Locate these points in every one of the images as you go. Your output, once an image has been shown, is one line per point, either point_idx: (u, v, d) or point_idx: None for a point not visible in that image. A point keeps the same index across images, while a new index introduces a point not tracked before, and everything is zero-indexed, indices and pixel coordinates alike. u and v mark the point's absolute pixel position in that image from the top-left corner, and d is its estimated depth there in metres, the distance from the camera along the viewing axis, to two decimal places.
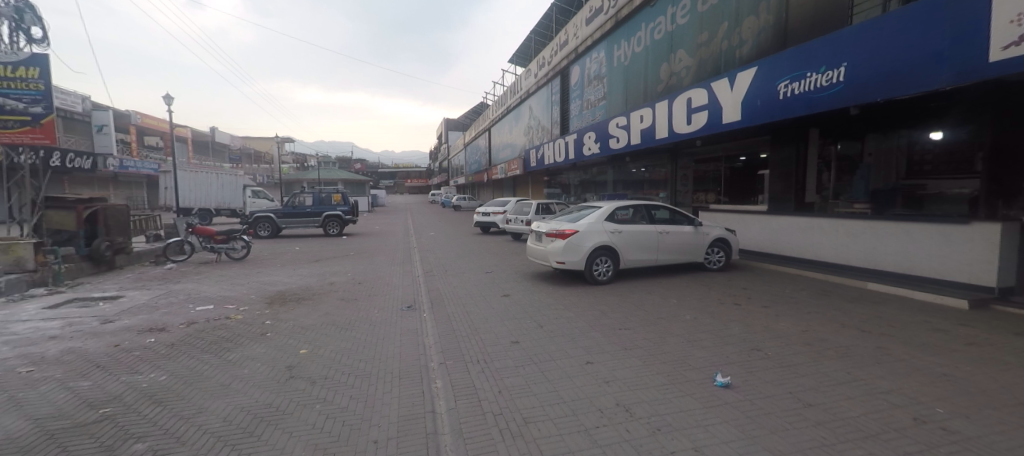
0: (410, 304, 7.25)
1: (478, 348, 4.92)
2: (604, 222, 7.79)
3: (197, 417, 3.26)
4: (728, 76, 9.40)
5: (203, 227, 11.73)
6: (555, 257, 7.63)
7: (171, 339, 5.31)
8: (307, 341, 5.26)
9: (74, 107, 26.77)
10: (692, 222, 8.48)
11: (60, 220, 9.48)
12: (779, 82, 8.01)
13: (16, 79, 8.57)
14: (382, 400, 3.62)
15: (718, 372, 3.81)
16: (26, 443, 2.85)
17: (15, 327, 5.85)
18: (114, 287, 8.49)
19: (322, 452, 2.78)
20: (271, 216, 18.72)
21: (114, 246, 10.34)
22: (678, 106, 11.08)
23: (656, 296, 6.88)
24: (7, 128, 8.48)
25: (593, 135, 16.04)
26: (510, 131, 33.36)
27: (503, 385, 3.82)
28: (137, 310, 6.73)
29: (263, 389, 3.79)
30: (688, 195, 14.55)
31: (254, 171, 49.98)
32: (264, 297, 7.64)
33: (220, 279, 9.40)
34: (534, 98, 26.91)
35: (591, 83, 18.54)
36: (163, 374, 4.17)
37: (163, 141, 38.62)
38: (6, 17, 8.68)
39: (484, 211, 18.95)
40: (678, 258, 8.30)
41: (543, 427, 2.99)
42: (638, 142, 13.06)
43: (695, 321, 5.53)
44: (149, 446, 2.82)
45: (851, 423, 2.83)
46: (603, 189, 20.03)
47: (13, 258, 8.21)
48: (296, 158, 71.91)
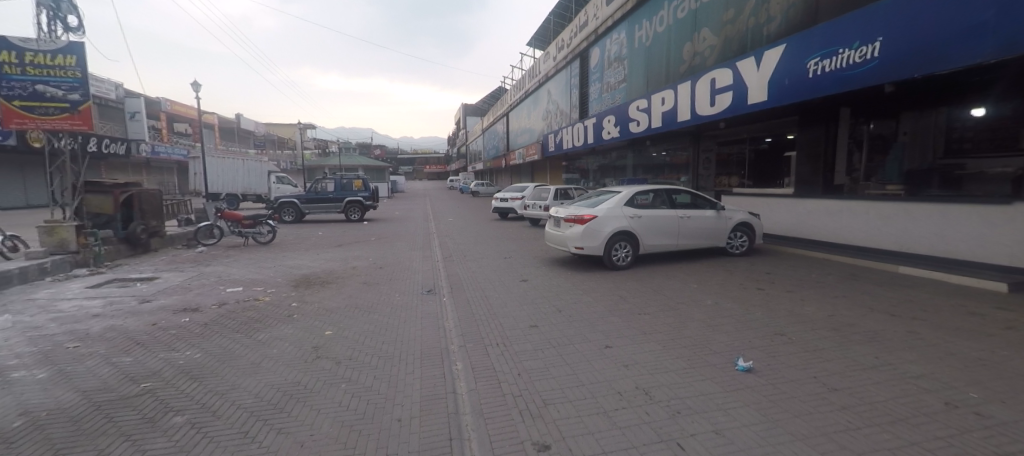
0: (430, 288, 7.37)
1: (497, 331, 4.98)
2: (623, 207, 7.68)
3: (230, 393, 3.40)
4: (754, 55, 9.02)
5: (231, 212, 12.14)
6: (573, 243, 7.59)
7: (205, 319, 5.54)
8: (332, 323, 5.41)
9: (108, 95, 27.77)
10: (714, 207, 8.29)
11: (98, 204, 9.92)
12: (809, 60, 7.63)
13: (55, 67, 8.89)
14: (404, 381, 3.70)
15: (740, 357, 3.75)
16: (76, 413, 3.04)
17: (62, 305, 6.22)
18: (150, 269, 8.89)
19: (349, 428, 2.87)
20: (295, 202, 19.16)
21: (149, 230, 10.80)
22: (702, 87, 10.72)
23: (676, 281, 6.80)
24: (47, 114, 8.85)
25: (612, 119, 15.74)
26: (528, 117, 33.06)
27: (522, 368, 3.85)
28: (172, 291, 7.04)
29: (291, 369, 3.93)
30: (710, 179, 14.19)
31: (278, 157, 51.05)
32: (290, 280, 7.88)
33: (248, 262, 9.72)
34: (552, 82, 26.53)
35: (611, 65, 18.11)
36: (198, 351, 4.37)
37: (191, 127, 39.77)
38: (44, 6, 8.98)
39: (502, 197, 18.93)
40: (699, 244, 8.15)
41: (562, 409, 3.02)
42: (659, 126, 12.75)
43: (716, 306, 5.45)
44: (186, 419, 2.97)
45: (880, 407, 2.75)
46: (623, 174, 19.71)
47: (57, 240, 8.66)
48: (318, 144, 73.16)
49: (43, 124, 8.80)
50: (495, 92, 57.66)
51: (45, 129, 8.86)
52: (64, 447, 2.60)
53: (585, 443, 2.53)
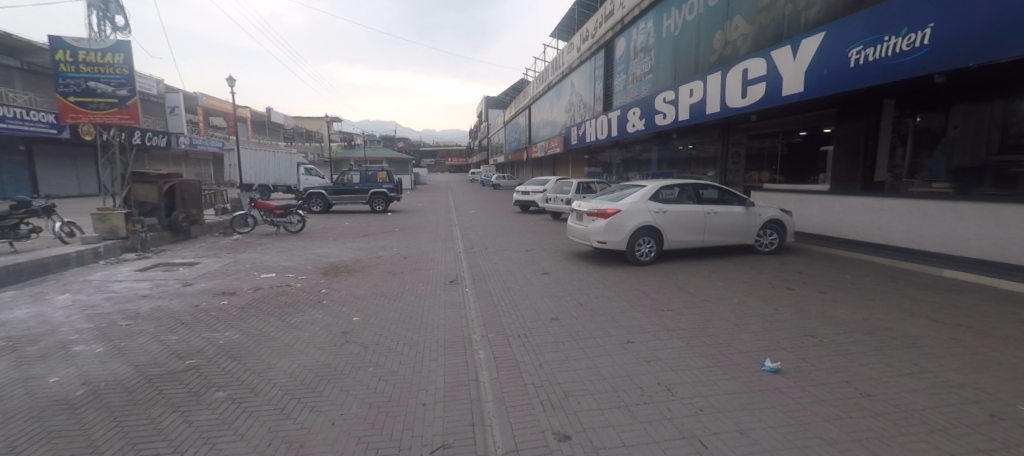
0: (452, 278, 7.49)
1: (519, 323, 5.04)
2: (647, 201, 7.58)
3: (267, 371, 3.60)
4: (790, 44, 8.69)
5: (264, 202, 12.63)
6: (595, 237, 7.56)
7: (241, 302, 5.83)
8: (359, 309, 5.60)
9: (151, 91, 29.17)
10: (743, 203, 8.12)
11: (143, 193, 10.45)
12: (850, 49, 7.31)
13: (105, 65, 9.39)
14: (428, 367, 3.82)
15: (768, 357, 3.70)
16: (130, 385, 3.29)
17: (115, 286, 6.66)
18: (191, 254, 9.37)
19: (376, 409, 3.01)
20: (322, 192, 19.70)
21: (189, 218, 11.35)
22: (733, 78, 10.43)
23: (701, 278, 6.70)
24: (99, 110, 9.36)
25: (637, 111, 15.49)
26: (550, 109, 32.82)
27: (544, 360, 3.91)
28: (212, 275, 7.42)
29: (322, 351, 4.11)
30: (739, 174, 13.80)
31: (306, 149, 52.45)
32: (319, 268, 8.17)
33: (280, 250, 10.12)
34: (576, 74, 26.25)
35: (637, 56, 17.78)
36: (237, 332, 4.62)
37: (226, 121, 41.29)
38: (95, 7, 9.49)
39: (523, 190, 18.96)
40: (725, 241, 7.99)
41: (583, 401, 3.06)
42: (686, 118, 12.49)
43: (743, 305, 5.35)
44: (228, 394, 3.17)
45: (916, 416, 2.68)
46: (647, 168, 19.39)
47: (109, 226, 9.23)
48: (344, 137, 74.78)
49: (95, 118, 9.32)
50: (517, 84, 57.36)
51: (97, 123, 9.39)
52: (123, 416, 2.82)
53: (605, 437, 2.56)
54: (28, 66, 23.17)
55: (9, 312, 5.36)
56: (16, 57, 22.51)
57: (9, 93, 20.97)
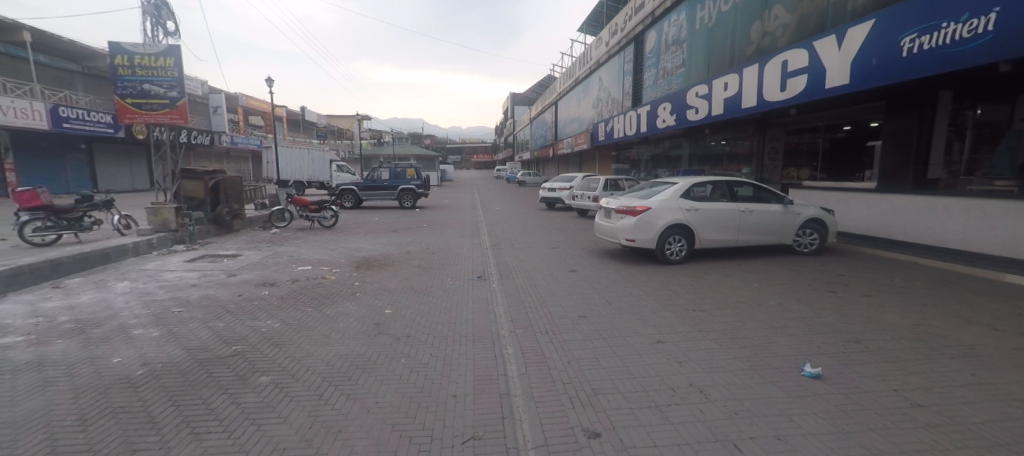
0: (480, 274, 7.57)
1: (547, 319, 5.05)
2: (679, 198, 7.42)
3: (306, 359, 3.76)
4: (835, 33, 8.28)
5: (299, 197, 13.10)
6: (624, 235, 7.46)
7: (281, 293, 6.10)
8: (391, 302, 5.75)
9: (196, 92, 30.70)
10: (781, 201, 7.83)
11: (190, 189, 11.02)
12: (903, 37, 6.89)
13: (158, 68, 9.95)
14: (458, 360, 3.89)
15: (807, 362, 3.57)
16: (183, 368, 3.51)
17: (167, 275, 7.10)
18: (234, 247, 9.86)
19: (409, 399, 3.10)
20: (354, 189, 20.24)
21: (231, 212, 11.92)
22: (771, 70, 10.04)
23: (734, 278, 6.53)
24: (152, 110, 9.94)
25: (668, 106, 15.15)
26: (577, 105, 32.49)
27: (572, 357, 3.91)
28: (253, 267, 7.80)
29: (357, 342, 4.25)
30: (776, 171, 13.28)
31: (338, 146, 53.95)
32: (352, 262, 8.43)
33: (315, 244, 10.50)
34: (604, 69, 25.90)
35: (669, 49, 17.38)
36: (277, 321, 4.84)
37: (263, 120, 42.99)
38: (149, 14, 10.07)
39: (550, 187, 18.89)
40: (761, 240, 7.72)
41: (612, 400, 3.05)
42: (720, 113, 12.13)
43: (780, 307, 5.17)
44: (270, 379, 3.33)
45: (973, 429, 2.53)
46: (678, 165, 18.94)
47: (161, 219, 9.80)
48: (374, 134, 76.43)
49: (149, 118, 9.90)
50: (544, 80, 57.02)
51: (150, 123, 9.98)
52: (177, 397, 3.01)
53: (636, 436, 2.55)
54: (88, 70, 24.80)
55: (76, 297, 5.81)
56: (77, 62, 24.15)
57: (71, 96, 22.52)
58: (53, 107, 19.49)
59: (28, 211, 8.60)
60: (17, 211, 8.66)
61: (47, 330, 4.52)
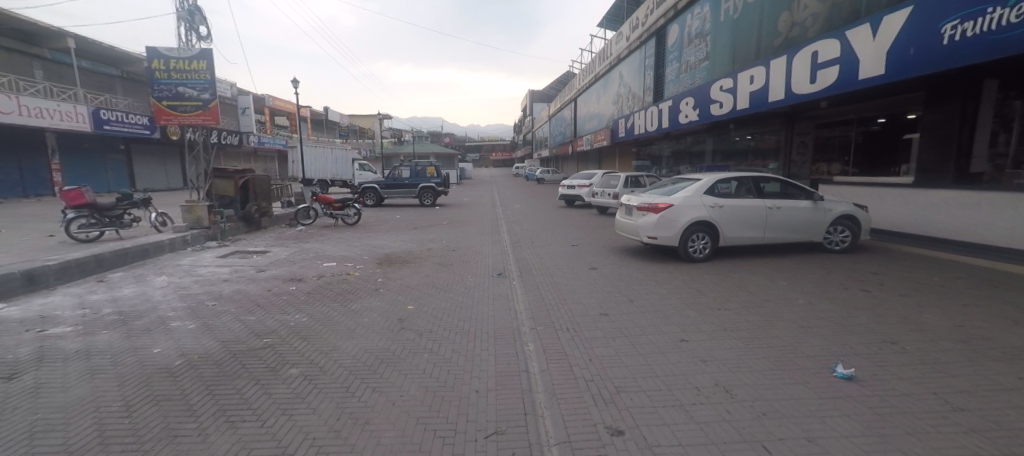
0: (500, 271, 7.59)
1: (568, 317, 5.04)
2: (703, 195, 7.27)
3: (333, 353, 3.86)
4: (869, 21, 7.94)
5: (323, 195, 13.40)
6: (645, 232, 7.36)
7: (307, 288, 6.27)
8: (413, 298, 5.84)
9: (225, 94, 31.73)
10: (810, 197, 7.59)
11: (222, 188, 11.43)
12: (944, 24, 6.55)
13: (192, 71, 10.33)
14: (480, 356, 3.92)
15: (839, 363, 3.46)
16: (218, 359, 3.66)
17: (200, 270, 7.39)
18: (262, 243, 10.18)
19: (432, 393, 3.15)
20: (375, 187, 20.57)
21: (260, 210, 12.29)
22: (801, 62, 9.71)
23: (761, 277, 6.36)
24: (186, 112, 10.33)
25: (690, 101, 14.85)
26: (597, 102, 32.16)
27: (594, 354, 3.89)
28: (281, 263, 8.04)
29: (381, 337, 4.33)
30: (805, 166, 12.85)
31: (360, 145, 54.92)
32: (374, 258, 8.59)
33: (339, 241, 10.73)
34: (624, 64, 25.55)
35: (692, 42, 17.02)
36: (305, 315, 4.98)
37: (288, 120, 44.09)
38: (183, 20, 10.47)
39: (569, 184, 18.78)
40: (788, 237, 7.50)
41: (635, 398, 3.03)
42: (746, 107, 11.81)
43: (810, 306, 5.02)
44: (300, 371, 3.44)
45: (1022, 435, 2.40)
46: (701, 161, 18.53)
47: (194, 217, 10.19)
48: (394, 133, 77.45)
49: (183, 120, 10.30)
50: (563, 77, 56.69)
51: (184, 124, 10.37)
52: (214, 387, 3.15)
53: (660, 434, 2.52)
54: (127, 74, 25.93)
55: (117, 291, 6.11)
56: (116, 67, 25.22)
57: (111, 99, 23.58)
58: (95, 110, 20.46)
59: (74, 209, 9.10)
60: (62, 209, 9.14)
61: (93, 321, 4.77)
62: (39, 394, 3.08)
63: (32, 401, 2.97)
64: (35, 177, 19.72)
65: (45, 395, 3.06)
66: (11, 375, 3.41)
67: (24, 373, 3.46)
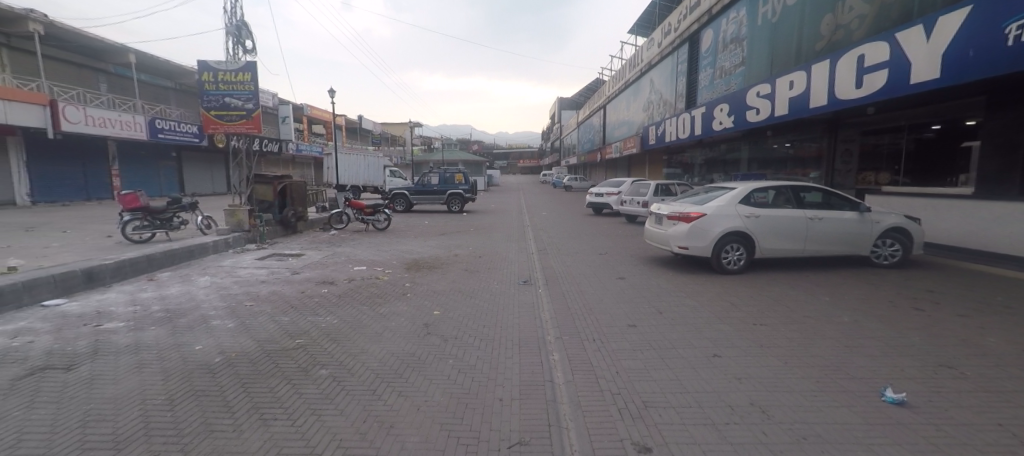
0: (526, 278, 7.57)
1: (594, 327, 4.95)
2: (737, 204, 7.04)
3: (362, 355, 3.94)
4: (922, 23, 7.50)
5: (356, 201, 13.79)
6: (676, 242, 7.19)
7: (338, 291, 6.45)
8: (439, 303, 5.91)
9: (267, 103, 33.31)
10: (854, 208, 7.21)
11: (262, 193, 11.97)
12: (1008, 24, 6.10)
13: (237, 83, 10.91)
14: (504, 364, 3.91)
15: (888, 386, 3.24)
16: (254, 357, 3.82)
17: (240, 271, 7.75)
18: (298, 247, 10.57)
19: (456, 400, 3.16)
20: (405, 193, 21.03)
21: (296, 215, 12.78)
22: (845, 66, 9.28)
23: (800, 291, 6.08)
24: (232, 121, 10.89)
25: (725, 107, 14.45)
26: (627, 109, 31.78)
27: (621, 366, 3.81)
28: (314, 266, 8.32)
29: (408, 341, 4.40)
30: (850, 175, 12.24)
31: (391, 152, 56.33)
32: (403, 263, 8.77)
33: (370, 245, 11.00)
34: (656, 70, 25.18)
35: (727, 47, 16.60)
36: (335, 318, 5.11)
37: (324, 128, 45.82)
38: (231, 34, 11.10)
39: (597, 192, 18.60)
40: (831, 250, 7.14)
41: (663, 414, 2.94)
42: (785, 114, 11.38)
43: (854, 324, 4.75)
44: (330, 373, 3.54)
45: None
46: (736, 169, 17.94)
47: (236, 221, 10.70)
48: (424, 140, 79.13)
49: (228, 128, 10.88)
50: (592, 84, 56.48)
51: (230, 133, 10.93)
52: (250, 385, 3.28)
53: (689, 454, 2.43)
54: (180, 86, 27.66)
55: (164, 289, 6.46)
56: (171, 79, 27.01)
57: (165, 109, 25.24)
58: (150, 120, 21.91)
59: (130, 212, 9.75)
60: (120, 212, 9.83)
61: (143, 318, 5.07)
62: (93, 385, 3.29)
63: (87, 391, 3.19)
64: (98, 182, 21.25)
65: (98, 386, 3.27)
66: (70, 366, 3.66)
67: (81, 364, 3.70)
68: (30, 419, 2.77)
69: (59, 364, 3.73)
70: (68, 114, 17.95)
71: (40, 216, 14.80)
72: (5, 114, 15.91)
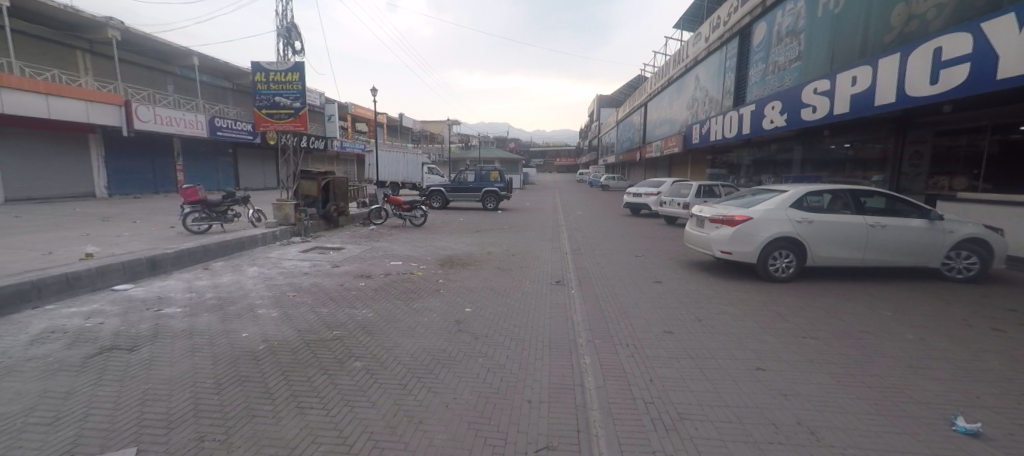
0: (558, 278, 7.46)
1: (628, 332, 4.79)
2: (788, 208, 6.61)
3: (393, 349, 3.99)
4: (1013, 10, 6.70)
5: (394, 197, 14.11)
6: (718, 246, 6.84)
7: (374, 285, 6.60)
8: (471, 301, 5.91)
9: (315, 102, 34.75)
10: (924, 215, 6.61)
11: (307, 188, 12.50)
12: None
13: (286, 82, 11.40)
14: (535, 366, 3.83)
15: (960, 414, 2.91)
16: (295, 346, 3.96)
17: (285, 263, 8.10)
18: (339, 241, 10.92)
19: (485, 399, 3.12)
20: (442, 190, 21.33)
21: (338, 210, 13.23)
22: (918, 59, 8.50)
23: (858, 304, 5.61)
24: (280, 119, 11.41)
25: (777, 105, 13.66)
26: (669, 106, 30.77)
27: (655, 374, 3.66)
28: (353, 259, 8.56)
29: (439, 337, 4.41)
30: (919, 179, 11.26)
31: (430, 150, 57.42)
32: (437, 259, 8.87)
33: (406, 241, 11.21)
34: (702, 66, 24.22)
35: (782, 41, 15.68)
36: (371, 311, 5.23)
37: (367, 126, 47.34)
38: (282, 36, 11.62)
39: (635, 192, 18.11)
40: (893, 261, 6.58)
41: (701, 428, 2.77)
42: (845, 111, 10.60)
43: (921, 343, 4.33)
44: (364, 365, 3.60)
45: None
46: (788, 170, 16.91)
47: (283, 214, 11.29)
48: (461, 138, 80.23)
49: (278, 126, 11.40)
50: (634, 82, 55.21)
51: (279, 130, 11.46)
52: (289, 373, 3.39)
53: None
54: (237, 87, 29.39)
55: (217, 278, 6.85)
56: (229, 80, 28.75)
57: (224, 108, 26.88)
58: (210, 118, 23.40)
59: (189, 205, 10.43)
60: (182, 204, 10.56)
61: (197, 304, 5.39)
62: (151, 366, 3.50)
63: (146, 371, 3.40)
64: (165, 177, 22.90)
65: (155, 367, 3.49)
66: (132, 348, 3.93)
67: (141, 346, 3.97)
68: (97, 396, 2.98)
69: (123, 344, 4.02)
70: (140, 113, 19.45)
71: (113, 207, 16.12)
72: (87, 114, 17.49)
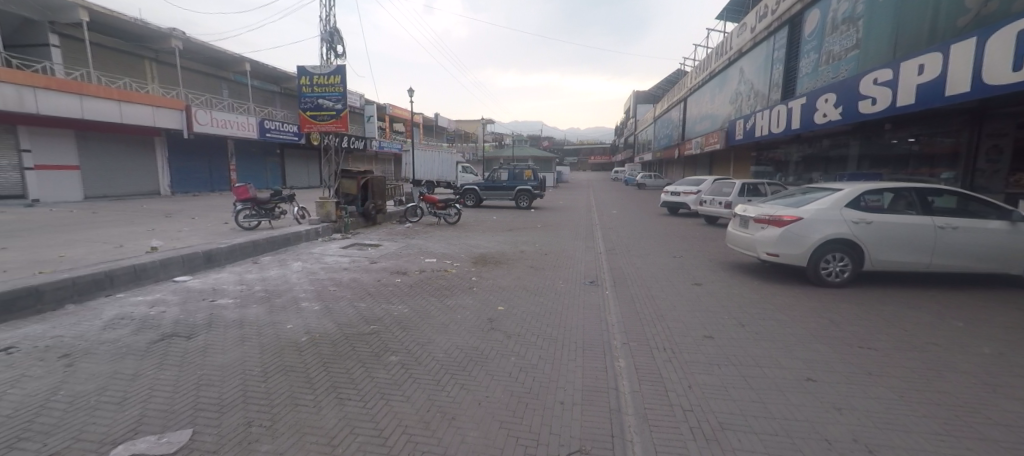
0: (592, 278, 7.33)
1: (666, 335, 4.61)
2: (843, 208, 6.17)
3: (427, 346, 4.03)
4: None
5: (430, 196, 14.35)
6: (764, 248, 6.49)
7: (410, 281, 6.73)
8: (504, 299, 5.89)
9: (355, 104, 35.91)
10: (1002, 216, 6.01)
11: (347, 187, 12.89)
12: None
13: (329, 85, 11.80)
14: (568, 367, 3.75)
15: None
16: (334, 339, 4.08)
17: (327, 258, 8.40)
18: (376, 238, 11.22)
19: (517, 399, 3.08)
20: (475, 189, 21.48)
21: (376, 208, 13.59)
22: (998, 43, 7.71)
23: (924, 313, 5.15)
24: (324, 120, 11.83)
25: (831, 97, 12.84)
26: (711, 101, 29.64)
27: (695, 380, 3.50)
28: (389, 256, 8.76)
29: (472, 335, 4.42)
30: (998, 176, 10.23)
31: (464, 149, 58.13)
32: (471, 257, 8.93)
33: (441, 238, 11.38)
34: (747, 59, 23.16)
35: (838, 29, 14.70)
36: (406, 307, 5.32)
37: (404, 126, 48.47)
38: (325, 41, 12.06)
39: (673, 190, 17.54)
40: (966, 266, 6.01)
41: (745, 440, 2.61)
42: (909, 102, 9.81)
43: (997, 357, 3.92)
44: (399, 360, 3.65)
45: None
46: (842, 168, 15.85)
47: (325, 212, 11.59)
48: (495, 137, 80.61)
49: (321, 127, 11.82)
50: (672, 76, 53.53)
51: (321, 131, 11.88)
52: (328, 365, 3.48)
53: None
54: (283, 90, 30.84)
55: (265, 272, 7.18)
56: (277, 84, 30.21)
57: (272, 111, 28.29)
58: (260, 121, 24.70)
59: (241, 202, 11.01)
60: (234, 202, 11.15)
61: (247, 296, 5.68)
62: (206, 353, 3.71)
63: (203, 358, 3.60)
64: (220, 176, 24.36)
65: (210, 354, 3.69)
66: (190, 335, 4.17)
67: (198, 334, 4.21)
68: (159, 379, 3.18)
69: (182, 331, 4.28)
70: (199, 117, 20.77)
71: (174, 204, 17.31)
72: (154, 119, 18.89)
